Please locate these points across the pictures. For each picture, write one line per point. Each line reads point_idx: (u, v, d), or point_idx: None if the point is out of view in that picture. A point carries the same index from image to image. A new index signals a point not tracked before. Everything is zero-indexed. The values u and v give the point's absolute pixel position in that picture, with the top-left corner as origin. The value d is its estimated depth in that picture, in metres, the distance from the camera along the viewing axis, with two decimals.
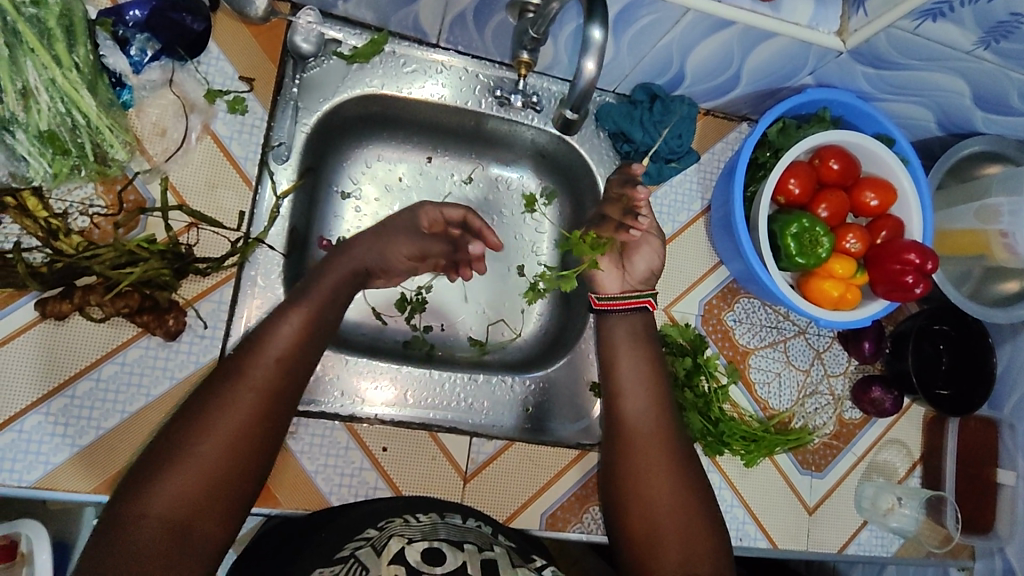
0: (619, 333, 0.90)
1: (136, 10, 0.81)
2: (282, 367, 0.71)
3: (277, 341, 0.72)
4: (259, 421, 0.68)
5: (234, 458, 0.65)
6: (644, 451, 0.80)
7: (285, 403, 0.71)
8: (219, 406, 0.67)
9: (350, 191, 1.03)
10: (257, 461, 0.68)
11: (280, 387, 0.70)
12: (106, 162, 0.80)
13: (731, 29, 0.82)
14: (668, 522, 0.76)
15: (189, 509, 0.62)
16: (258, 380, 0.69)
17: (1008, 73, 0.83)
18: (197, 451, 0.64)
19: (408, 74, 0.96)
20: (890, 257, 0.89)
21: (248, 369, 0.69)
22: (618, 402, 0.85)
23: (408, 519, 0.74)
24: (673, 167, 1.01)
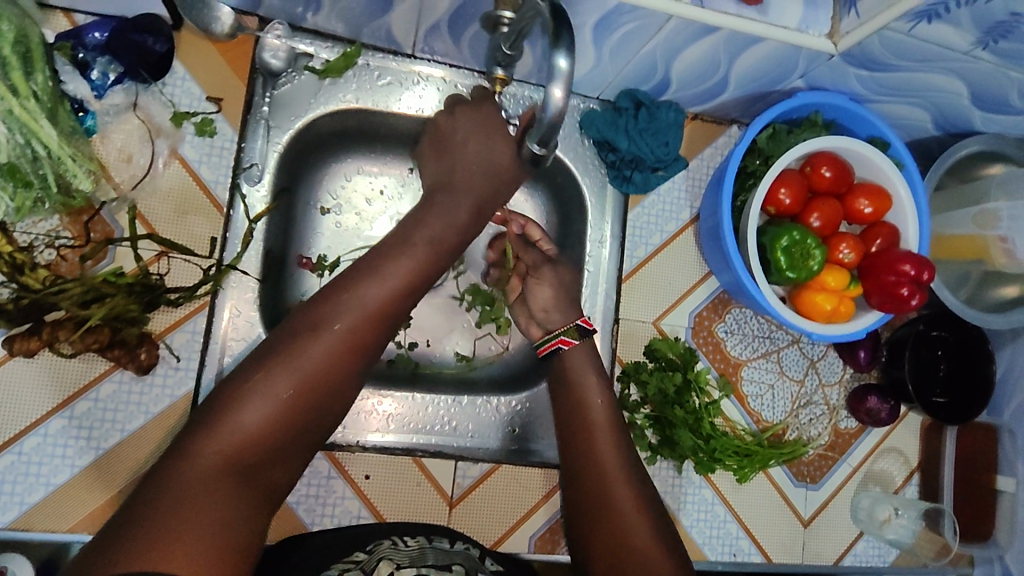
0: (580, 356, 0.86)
1: (96, 33, 0.79)
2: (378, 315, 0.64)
3: (377, 281, 0.64)
4: (343, 368, 0.62)
5: (318, 402, 0.60)
6: (604, 459, 0.77)
7: (368, 353, 0.64)
8: (309, 347, 0.61)
9: (330, 207, 0.98)
10: (335, 405, 0.62)
11: (373, 333, 0.64)
12: (71, 193, 0.77)
13: (716, 34, 0.78)
14: (632, 530, 0.72)
15: (256, 450, 0.57)
16: (364, 319, 0.63)
17: (1008, 72, 0.79)
18: (271, 391, 0.58)
19: (383, 87, 0.92)
20: (885, 268, 0.86)
21: (345, 308, 0.63)
22: (580, 411, 0.81)
23: (396, 543, 0.72)
24: (660, 176, 0.98)
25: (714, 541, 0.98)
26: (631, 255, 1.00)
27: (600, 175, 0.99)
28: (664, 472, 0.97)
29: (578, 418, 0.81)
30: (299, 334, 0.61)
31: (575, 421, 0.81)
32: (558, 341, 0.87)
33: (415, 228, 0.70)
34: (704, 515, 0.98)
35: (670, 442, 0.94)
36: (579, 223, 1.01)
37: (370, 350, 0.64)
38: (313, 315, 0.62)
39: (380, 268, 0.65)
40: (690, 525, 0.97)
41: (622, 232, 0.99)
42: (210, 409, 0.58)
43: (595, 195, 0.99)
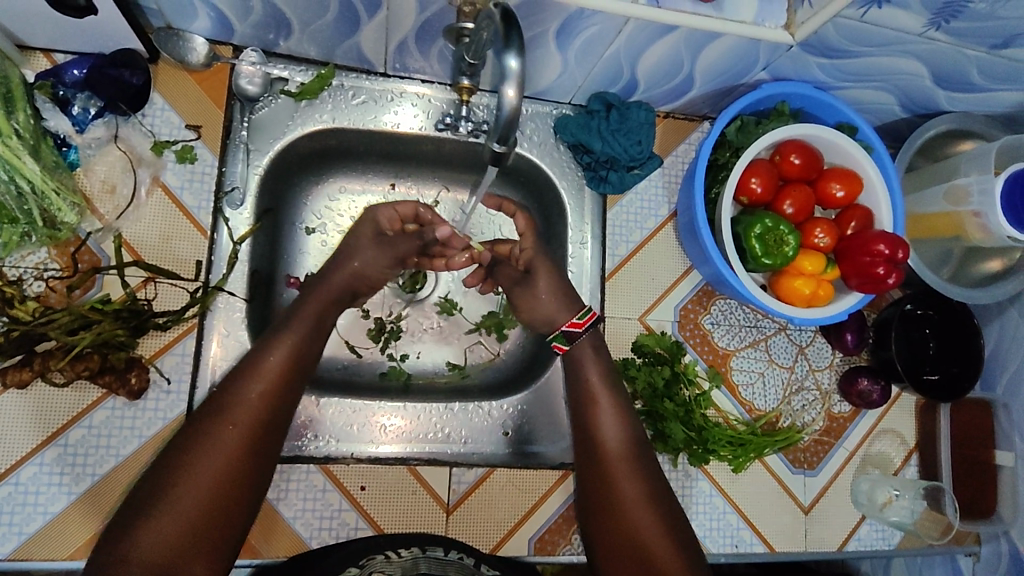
0: (587, 351, 0.86)
1: (75, 70, 0.82)
2: (266, 401, 0.70)
3: (261, 378, 0.70)
4: (247, 454, 0.67)
5: (224, 496, 0.64)
6: (606, 452, 0.78)
7: (268, 441, 0.69)
8: (207, 452, 0.65)
9: (314, 226, 1.01)
10: (246, 497, 0.66)
11: (267, 426, 0.69)
12: (57, 226, 0.80)
13: (675, 33, 0.80)
14: (640, 526, 0.74)
15: (170, 553, 0.61)
16: (252, 414, 0.68)
17: (965, 50, 0.81)
18: (179, 493, 0.63)
19: (359, 106, 0.94)
20: (860, 248, 0.87)
21: (234, 407, 0.68)
22: (588, 403, 0.82)
23: (389, 556, 0.74)
24: (636, 174, 0.99)
25: (713, 532, 0.98)
26: (613, 254, 1.01)
27: (576, 179, 1.01)
28: (659, 466, 0.97)
29: (584, 409, 0.82)
30: (198, 435, 0.66)
31: (580, 417, 0.82)
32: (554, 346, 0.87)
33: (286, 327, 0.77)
34: (702, 507, 0.98)
35: (662, 436, 0.94)
36: (560, 227, 1.02)
37: (269, 441, 0.69)
38: (208, 418, 0.67)
39: (262, 364, 0.71)
40: (689, 519, 0.97)
41: (602, 232, 1.01)
42: (119, 526, 0.62)
43: (573, 199, 1.01)
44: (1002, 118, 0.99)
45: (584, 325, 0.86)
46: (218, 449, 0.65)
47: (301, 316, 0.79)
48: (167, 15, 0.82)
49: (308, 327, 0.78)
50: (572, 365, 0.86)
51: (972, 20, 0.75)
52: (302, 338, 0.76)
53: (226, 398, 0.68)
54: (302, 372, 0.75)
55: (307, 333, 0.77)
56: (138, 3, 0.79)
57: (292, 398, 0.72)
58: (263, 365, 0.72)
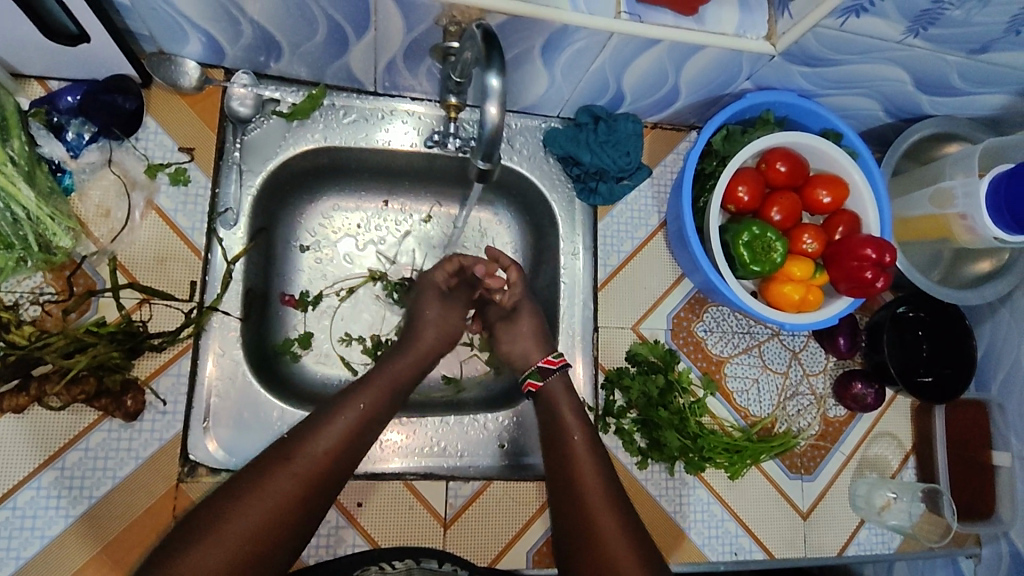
0: (559, 388, 0.87)
1: (69, 97, 0.83)
2: (336, 455, 0.71)
3: (332, 432, 0.72)
4: (305, 498, 0.67)
5: (266, 540, 0.64)
6: (579, 481, 0.78)
7: (327, 488, 0.70)
8: (261, 492, 0.66)
9: (308, 244, 1.02)
10: (286, 545, 0.66)
11: (326, 478, 0.70)
12: (52, 250, 0.81)
13: (658, 46, 0.82)
14: (620, 556, 0.71)
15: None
16: (321, 463, 0.70)
17: (944, 55, 0.83)
18: (233, 526, 0.63)
19: (350, 124, 0.95)
20: (848, 253, 0.88)
21: (300, 454, 0.69)
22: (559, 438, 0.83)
23: (383, 567, 0.78)
24: (625, 185, 1.00)
25: (712, 540, 0.98)
26: (605, 264, 1.02)
27: (567, 192, 1.02)
28: (656, 474, 0.97)
29: (558, 442, 0.82)
30: (262, 475, 0.67)
31: (553, 451, 0.82)
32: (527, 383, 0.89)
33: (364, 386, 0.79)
34: (701, 516, 0.98)
35: (658, 445, 0.94)
36: (553, 239, 1.03)
37: (322, 494, 0.69)
38: (276, 459, 0.68)
39: (334, 418, 0.73)
40: (688, 527, 0.97)
41: (593, 242, 1.02)
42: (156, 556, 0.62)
43: (564, 211, 1.02)
44: (985, 121, 1.00)
45: (559, 361, 0.89)
46: (278, 490, 0.66)
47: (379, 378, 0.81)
48: (159, 40, 0.84)
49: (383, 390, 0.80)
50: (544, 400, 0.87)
51: (949, 26, 0.76)
52: (373, 398, 0.78)
53: (297, 446, 0.70)
54: (370, 431, 0.76)
55: (381, 393, 0.79)
56: (130, 29, 0.81)
57: (356, 455, 0.73)
58: (335, 418, 0.73)
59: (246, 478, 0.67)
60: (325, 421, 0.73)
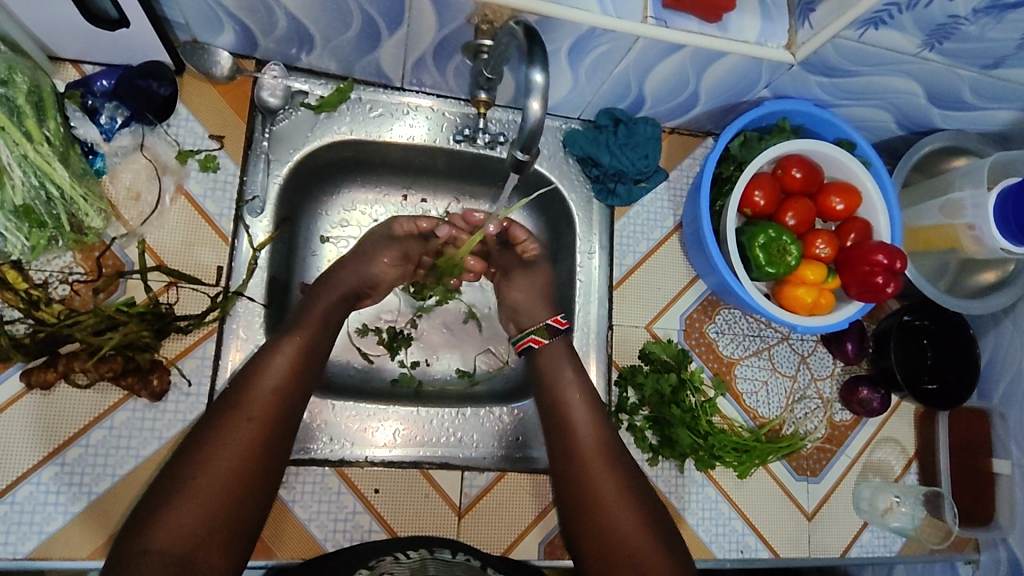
0: (555, 354, 0.92)
1: (104, 80, 0.85)
2: (279, 397, 0.77)
3: (272, 375, 0.78)
4: (262, 440, 0.74)
5: (238, 488, 0.71)
6: (601, 503, 0.81)
7: (282, 428, 0.76)
8: (228, 438, 0.72)
9: (329, 235, 1.04)
10: (258, 490, 0.73)
11: (279, 418, 0.76)
12: (83, 230, 0.82)
13: (682, 51, 0.84)
14: (652, 569, 0.76)
15: (187, 546, 0.67)
16: (266, 407, 0.75)
17: (957, 70, 0.86)
18: (206, 472, 0.70)
19: (376, 118, 0.97)
20: (860, 258, 0.89)
21: (251, 400, 0.75)
22: (569, 458, 0.84)
23: (398, 557, 0.77)
24: (642, 187, 1.02)
25: (720, 538, 0.99)
26: (620, 264, 1.03)
27: (585, 192, 1.04)
28: (666, 471, 0.99)
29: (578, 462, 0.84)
30: (218, 425, 0.73)
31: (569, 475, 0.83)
32: (529, 339, 0.93)
33: (298, 326, 0.84)
34: (709, 513, 1.00)
35: (670, 442, 0.96)
36: (569, 236, 1.05)
37: (281, 432, 0.76)
38: (228, 408, 0.74)
39: (273, 363, 0.78)
40: (696, 524, 0.99)
41: (610, 242, 1.04)
42: (136, 519, 0.68)
43: (582, 210, 1.04)
44: (993, 135, 1.02)
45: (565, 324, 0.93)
46: (235, 435, 0.73)
47: (314, 313, 0.86)
48: (194, 29, 0.85)
49: (317, 327, 0.84)
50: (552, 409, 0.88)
51: (964, 41, 0.79)
52: (308, 338, 0.83)
53: (244, 392, 0.76)
54: (310, 368, 0.82)
55: (315, 329, 0.84)
56: (168, 17, 0.83)
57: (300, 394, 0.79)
58: (270, 364, 0.79)
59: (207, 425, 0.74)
60: (264, 365, 0.78)
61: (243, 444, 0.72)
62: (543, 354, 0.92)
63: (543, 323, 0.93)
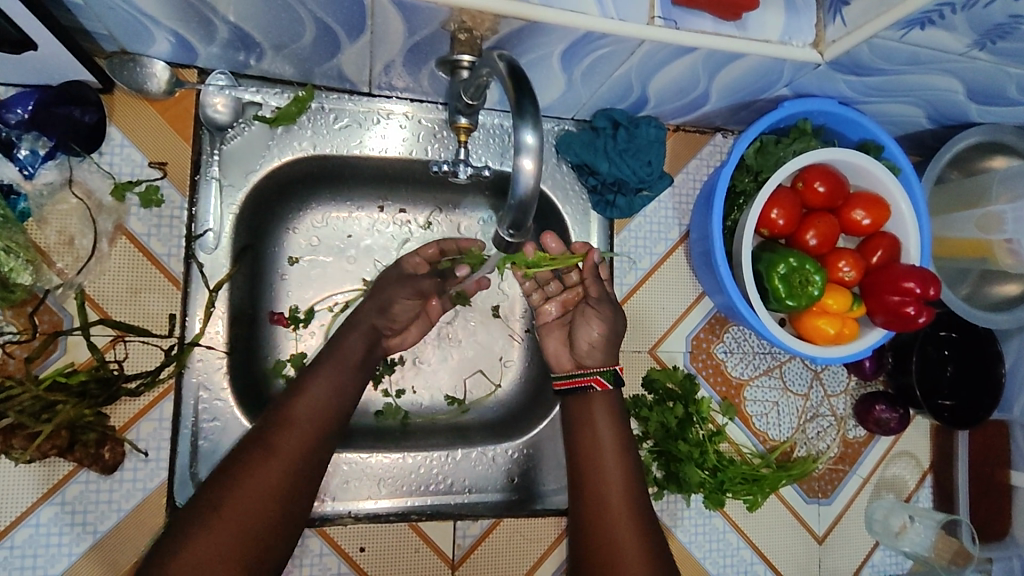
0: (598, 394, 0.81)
1: (20, 108, 0.73)
2: (310, 439, 0.70)
3: (302, 411, 0.71)
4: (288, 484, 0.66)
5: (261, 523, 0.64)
6: (617, 527, 0.73)
7: (309, 473, 0.69)
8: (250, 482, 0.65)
9: (299, 256, 0.93)
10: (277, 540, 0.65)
11: (307, 463, 0.69)
12: (9, 287, 0.71)
13: (694, 54, 0.72)
14: None
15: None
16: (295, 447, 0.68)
17: (1007, 68, 0.74)
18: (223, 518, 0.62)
19: (342, 130, 0.85)
20: (887, 286, 0.81)
21: (281, 439, 0.68)
22: (594, 473, 0.77)
23: None
24: (645, 196, 0.92)
25: (728, 568, 0.95)
26: (621, 283, 0.94)
27: (580, 202, 0.94)
28: (672, 504, 0.93)
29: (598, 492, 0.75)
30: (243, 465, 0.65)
31: (589, 496, 0.76)
32: (594, 379, 0.81)
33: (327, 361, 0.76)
34: (716, 544, 0.95)
35: (677, 478, 0.89)
36: None
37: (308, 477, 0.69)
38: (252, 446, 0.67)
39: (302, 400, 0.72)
40: (687, 542, 0.94)
41: (609, 259, 0.94)
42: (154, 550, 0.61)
43: (578, 223, 0.93)
44: None
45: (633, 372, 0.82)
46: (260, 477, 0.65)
47: (346, 348, 0.79)
48: (120, 40, 0.72)
49: (347, 365, 0.77)
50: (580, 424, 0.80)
51: (1021, 40, 0.68)
52: (344, 368, 0.77)
53: (272, 431, 0.69)
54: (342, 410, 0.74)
55: (346, 367, 0.77)
56: (85, 29, 0.70)
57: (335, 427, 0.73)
58: (305, 394, 0.72)
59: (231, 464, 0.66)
60: (293, 402, 0.71)
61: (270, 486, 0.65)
62: (597, 399, 0.80)
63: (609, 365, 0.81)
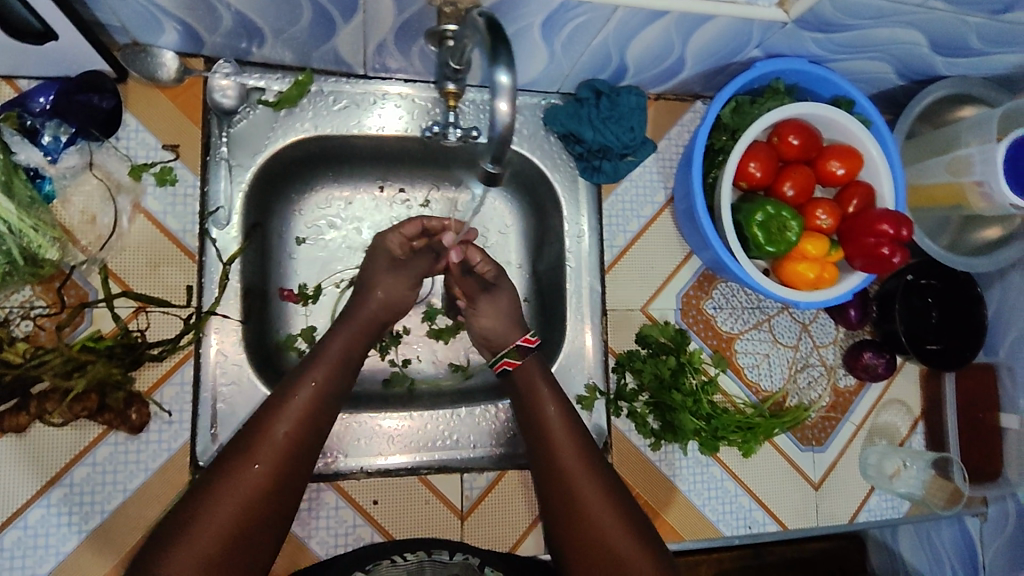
0: (535, 371, 0.86)
1: (43, 97, 0.79)
2: (292, 440, 0.71)
3: (289, 414, 0.72)
4: (269, 486, 0.68)
5: (248, 534, 0.66)
6: (581, 498, 0.76)
7: (294, 472, 0.70)
8: (230, 487, 0.66)
9: (305, 236, 0.98)
10: (265, 536, 0.67)
11: (293, 462, 0.70)
12: (38, 263, 0.77)
13: (666, 18, 0.76)
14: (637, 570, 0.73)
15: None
16: (277, 449, 0.69)
17: (964, 18, 0.78)
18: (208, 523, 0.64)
19: (340, 111, 0.91)
20: (863, 229, 0.85)
21: (259, 445, 0.69)
22: (551, 454, 0.80)
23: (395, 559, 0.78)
24: (629, 161, 0.96)
25: (727, 515, 0.99)
26: (611, 245, 0.99)
27: (569, 170, 0.99)
28: (669, 453, 0.97)
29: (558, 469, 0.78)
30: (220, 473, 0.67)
31: (552, 479, 0.78)
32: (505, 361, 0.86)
33: (313, 362, 0.78)
34: (715, 492, 0.99)
35: (673, 427, 0.93)
36: (555, 220, 1.00)
37: (294, 475, 0.70)
38: (233, 454, 0.69)
39: (287, 400, 0.73)
40: (687, 489, 0.98)
41: (598, 223, 0.99)
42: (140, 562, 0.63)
43: (567, 190, 0.98)
44: (999, 79, 0.96)
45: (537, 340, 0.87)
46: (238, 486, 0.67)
47: (330, 349, 0.80)
48: (132, 31, 0.78)
49: (334, 363, 0.78)
50: (530, 408, 0.83)
51: None
52: (331, 367, 0.78)
53: (251, 437, 0.70)
54: (329, 407, 0.76)
55: (333, 367, 0.78)
56: (100, 22, 0.75)
57: (321, 432, 0.74)
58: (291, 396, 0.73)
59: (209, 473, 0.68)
60: (276, 405, 0.72)
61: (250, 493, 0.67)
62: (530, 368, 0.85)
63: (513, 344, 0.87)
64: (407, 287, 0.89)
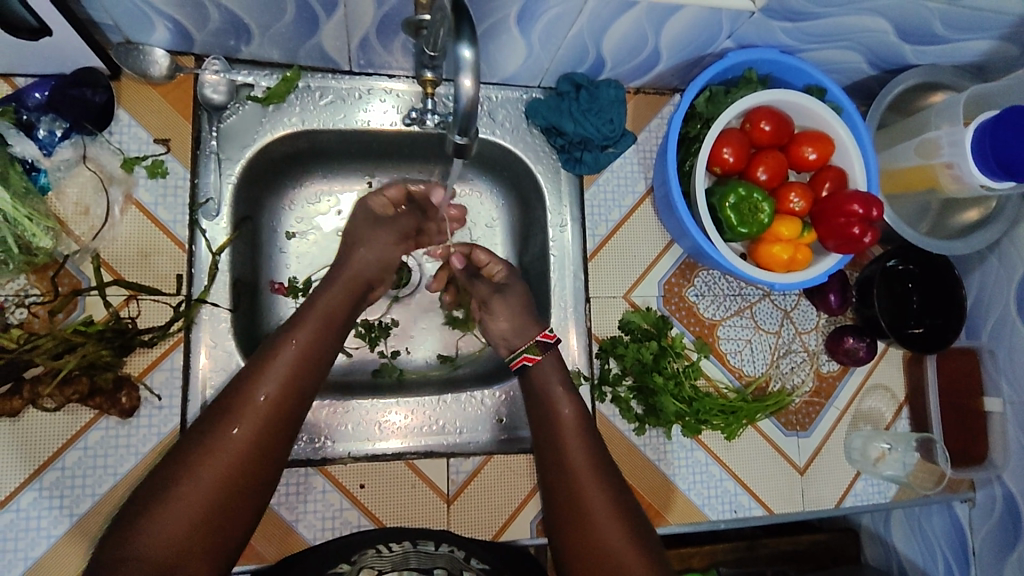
0: (552, 364, 0.89)
1: (37, 93, 0.82)
2: (276, 405, 0.73)
3: (271, 376, 0.74)
4: (255, 449, 0.71)
5: (229, 493, 0.69)
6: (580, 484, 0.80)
7: (279, 436, 0.73)
8: (216, 449, 0.69)
9: (295, 230, 1.01)
10: (252, 494, 0.71)
11: (277, 425, 0.73)
12: (32, 251, 0.81)
13: (636, 8, 0.79)
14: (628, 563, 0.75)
15: (175, 553, 0.65)
16: (261, 413, 0.72)
17: (927, 3, 0.81)
18: (196, 481, 0.68)
19: (326, 106, 0.93)
20: (835, 210, 0.88)
21: (243, 407, 0.72)
22: (557, 441, 0.83)
23: (381, 549, 0.78)
24: (610, 153, 0.99)
25: (712, 499, 0.99)
26: (593, 234, 1.01)
27: (551, 162, 1.01)
28: (652, 438, 0.98)
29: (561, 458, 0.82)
30: (207, 436, 0.70)
31: (555, 466, 0.82)
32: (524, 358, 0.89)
33: (298, 324, 0.79)
34: (700, 476, 1.00)
35: (655, 410, 0.95)
36: (539, 212, 1.02)
37: (278, 437, 0.73)
38: (217, 414, 0.71)
39: (271, 362, 0.75)
40: (672, 474, 0.99)
41: (581, 213, 1.01)
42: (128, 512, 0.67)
43: (550, 181, 1.01)
44: (970, 67, 0.98)
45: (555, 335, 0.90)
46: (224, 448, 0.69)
47: (315, 309, 0.81)
48: (125, 30, 0.81)
49: (319, 326, 0.79)
50: (540, 399, 0.87)
51: None
52: (318, 330, 0.79)
53: (236, 399, 0.72)
54: (314, 371, 0.77)
55: (319, 328, 0.79)
56: (93, 20, 0.79)
57: (303, 397, 0.76)
58: (274, 358, 0.75)
59: (197, 433, 0.71)
60: (262, 365, 0.74)
61: (236, 455, 0.70)
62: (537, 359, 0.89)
63: (534, 340, 0.89)
64: (389, 242, 0.89)
